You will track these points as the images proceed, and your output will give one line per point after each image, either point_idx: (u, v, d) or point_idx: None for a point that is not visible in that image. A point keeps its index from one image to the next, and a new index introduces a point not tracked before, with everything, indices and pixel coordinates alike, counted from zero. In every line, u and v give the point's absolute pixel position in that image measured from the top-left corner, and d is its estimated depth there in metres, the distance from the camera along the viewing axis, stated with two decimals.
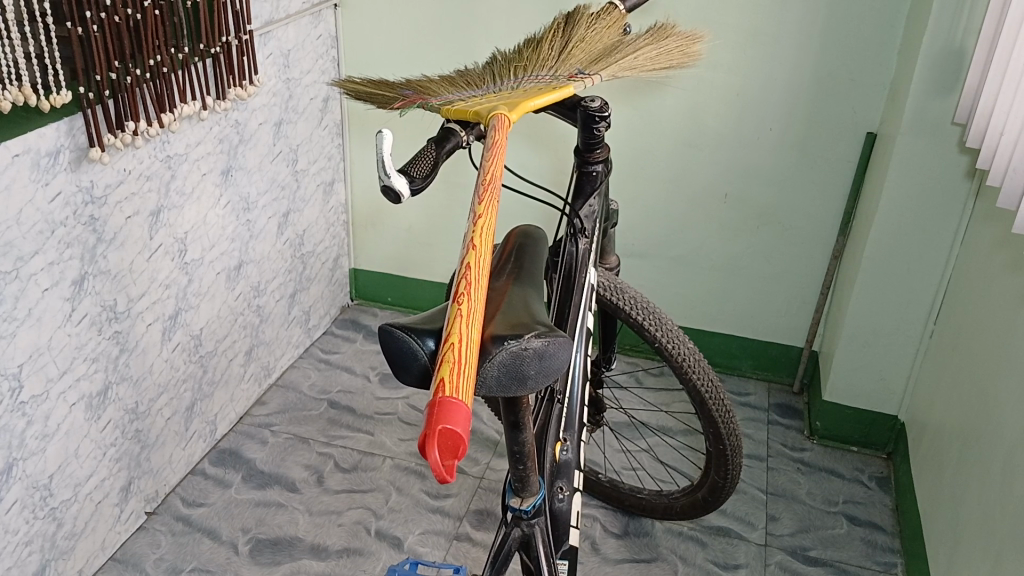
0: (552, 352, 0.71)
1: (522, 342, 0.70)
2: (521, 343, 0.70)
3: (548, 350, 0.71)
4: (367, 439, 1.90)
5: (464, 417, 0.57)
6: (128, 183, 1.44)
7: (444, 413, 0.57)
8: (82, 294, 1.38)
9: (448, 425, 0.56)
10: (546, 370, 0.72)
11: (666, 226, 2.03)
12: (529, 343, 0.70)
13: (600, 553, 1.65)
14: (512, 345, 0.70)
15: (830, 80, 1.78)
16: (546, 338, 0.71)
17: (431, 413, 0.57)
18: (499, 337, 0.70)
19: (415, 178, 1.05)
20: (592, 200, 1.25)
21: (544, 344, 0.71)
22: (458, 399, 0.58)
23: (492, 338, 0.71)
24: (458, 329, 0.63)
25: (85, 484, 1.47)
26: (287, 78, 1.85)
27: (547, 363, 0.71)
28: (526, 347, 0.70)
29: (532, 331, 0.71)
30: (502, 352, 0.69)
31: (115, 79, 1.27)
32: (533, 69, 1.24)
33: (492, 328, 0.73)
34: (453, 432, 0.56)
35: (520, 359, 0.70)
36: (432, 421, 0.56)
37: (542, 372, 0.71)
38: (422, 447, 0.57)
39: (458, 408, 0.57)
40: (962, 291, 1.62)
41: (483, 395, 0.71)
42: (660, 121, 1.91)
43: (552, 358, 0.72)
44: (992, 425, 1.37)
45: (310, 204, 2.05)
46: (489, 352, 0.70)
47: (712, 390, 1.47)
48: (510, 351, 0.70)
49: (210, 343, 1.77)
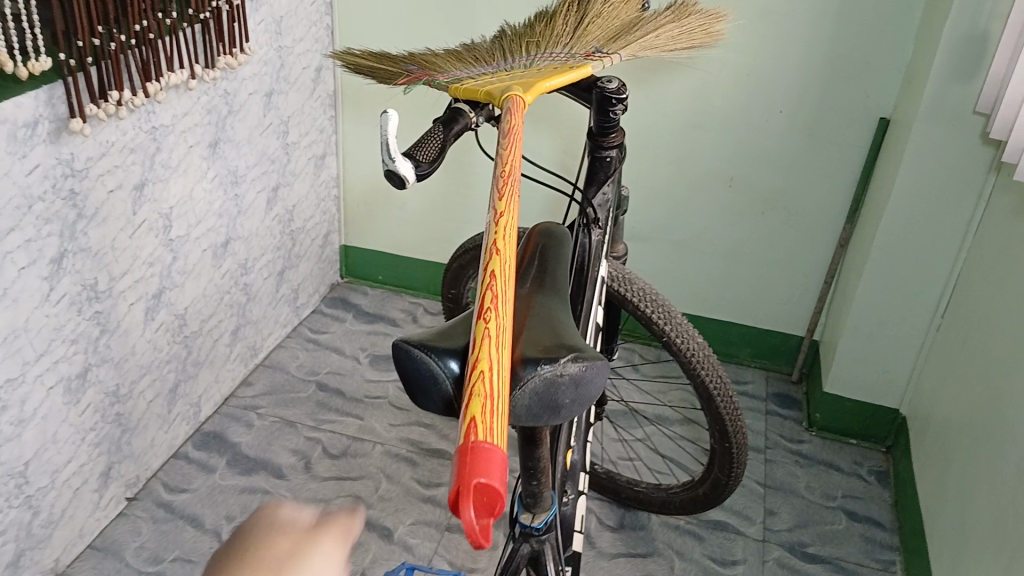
0: (589, 379, 0.65)
1: (557, 367, 0.64)
2: (556, 369, 0.64)
3: (585, 377, 0.65)
4: (356, 423, 1.84)
5: (499, 465, 0.50)
6: (111, 156, 1.36)
7: (478, 461, 0.50)
8: (61, 273, 1.31)
9: (483, 479, 0.49)
10: (581, 398, 0.66)
11: (668, 210, 1.97)
12: (565, 369, 0.64)
13: (595, 547, 1.62)
14: (546, 371, 0.64)
15: (843, 63, 1.72)
16: (583, 364, 0.65)
17: (463, 465, 0.50)
18: (532, 361, 0.64)
19: (421, 162, 1.00)
20: (606, 188, 1.18)
21: (582, 370, 0.65)
22: (492, 444, 0.51)
23: (523, 360, 0.64)
24: (487, 354, 0.57)
25: (62, 471, 1.41)
26: (279, 47, 1.76)
27: (582, 390, 0.65)
28: (562, 373, 0.64)
29: (568, 355, 0.65)
30: (534, 379, 0.63)
31: (98, 45, 1.19)
32: (547, 46, 1.17)
33: (519, 349, 0.67)
34: (488, 486, 0.50)
35: (555, 387, 0.64)
36: (465, 475, 0.49)
37: (577, 400, 0.65)
38: (454, 502, 0.51)
39: (492, 456, 0.50)
40: (975, 285, 1.57)
41: (513, 425, 0.65)
42: (666, 102, 1.85)
43: (588, 385, 0.66)
44: (1004, 431, 1.32)
45: (300, 179, 1.97)
46: (522, 378, 0.63)
47: (720, 386, 1.41)
48: (544, 378, 0.63)
49: (195, 323, 1.70)
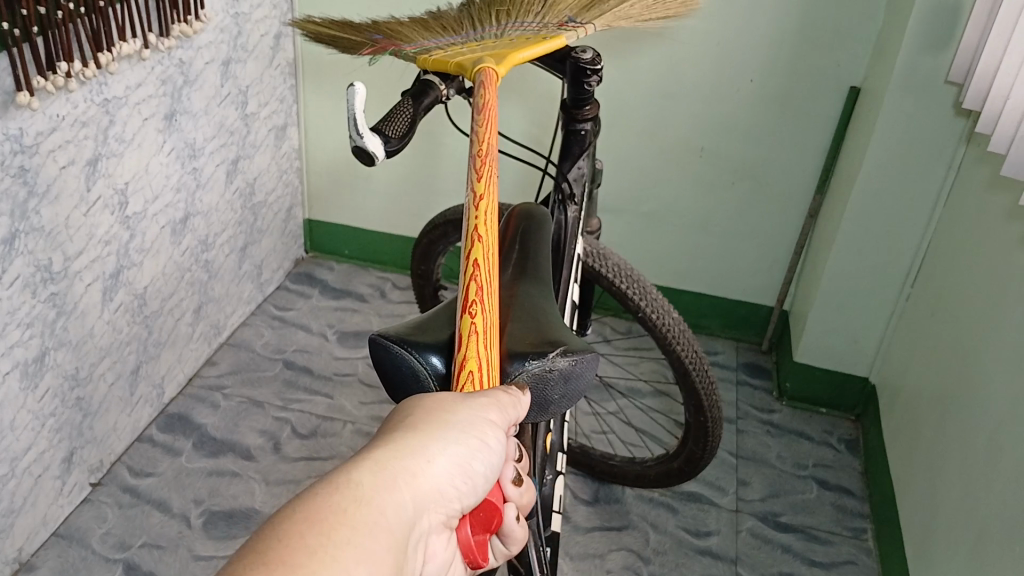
0: (578, 373, 0.69)
1: (546, 363, 0.68)
2: (546, 365, 0.67)
3: (574, 371, 0.69)
4: (326, 402, 1.81)
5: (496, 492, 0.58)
6: (62, 130, 1.29)
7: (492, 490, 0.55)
8: (13, 254, 1.25)
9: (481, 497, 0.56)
10: (570, 391, 0.70)
11: (639, 181, 1.95)
12: (554, 364, 0.68)
13: (570, 522, 1.61)
14: (535, 366, 0.68)
15: (815, 31, 1.69)
16: (572, 359, 0.69)
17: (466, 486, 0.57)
18: (520, 356, 0.68)
19: (391, 138, 0.96)
20: (581, 162, 1.15)
21: (570, 364, 0.68)
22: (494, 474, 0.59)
23: (511, 356, 0.69)
24: (474, 355, 0.64)
25: (22, 459, 1.36)
26: (235, 14, 1.70)
27: (572, 383, 0.69)
28: (551, 369, 0.67)
29: (557, 350, 0.69)
30: (522, 374, 0.67)
31: (43, 14, 1.12)
32: (517, 15, 1.13)
33: (506, 344, 0.71)
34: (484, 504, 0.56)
35: (544, 381, 0.68)
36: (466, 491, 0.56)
37: (565, 394, 0.70)
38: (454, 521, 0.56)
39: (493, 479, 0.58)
40: (946, 254, 1.57)
41: None
42: (636, 71, 1.81)
43: (576, 378, 0.70)
44: (976, 402, 1.33)
45: (261, 151, 1.91)
46: (511, 375, 0.67)
47: (696, 361, 1.39)
48: (533, 373, 0.67)
49: (155, 302, 1.65)
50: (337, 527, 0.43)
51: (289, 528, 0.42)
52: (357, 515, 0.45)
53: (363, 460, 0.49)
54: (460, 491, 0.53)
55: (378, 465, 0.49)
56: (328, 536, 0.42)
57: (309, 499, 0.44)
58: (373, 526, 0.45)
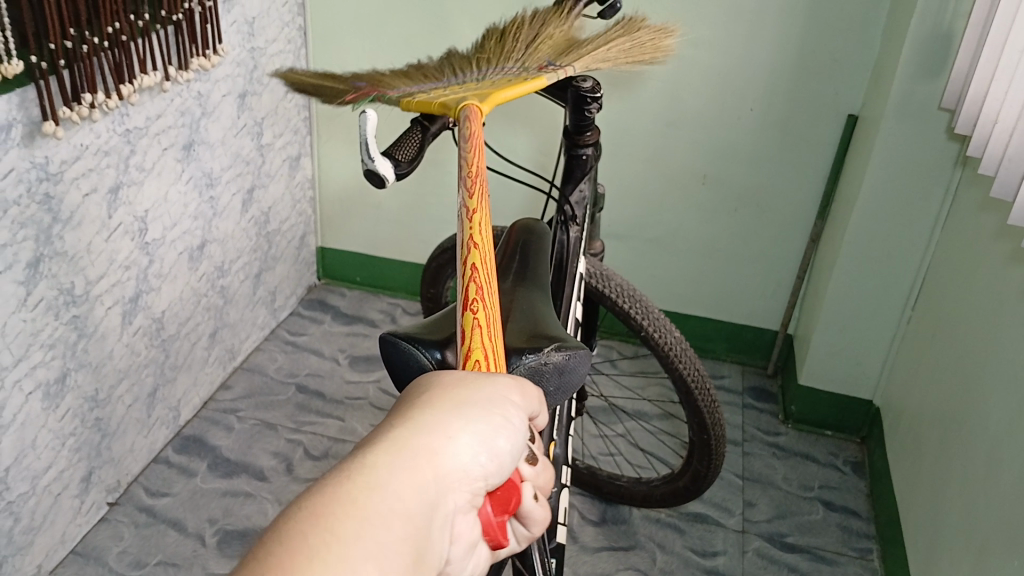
0: (571, 367, 0.73)
1: (540, 356, 0.72)
2: (540, 357, 0.72)
3: (567, 365, 0.73)
4: (337, 425, 1.84)
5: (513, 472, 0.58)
6: (85, 159, 1.35)
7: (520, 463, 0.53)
8: (37, 277, 1.30)
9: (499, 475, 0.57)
10: (564, 385, 0.74)
11: (644, 207, 1.99)
12: (547, 357, 0.72)
13: (578, 542, 1.63)
14: (530, 359, 0.71)
15: (813, 61, 1.74)
16: (565, 353, 0.73)
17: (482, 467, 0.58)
18: (517, 350, 0.72)
19: (401, 161, 1.01)
20: (582, 185, 1.20)
21: (564, 358, 0.72)
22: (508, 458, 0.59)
23: (510, 349, 0.73)
24: (478, 346, 0.68)
25: (42, 477, 1.40)
26: (251, 48, 1.76)
27: (565, 377, 0.73)
28: (545, 361, 0.71)
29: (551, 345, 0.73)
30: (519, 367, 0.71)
31: (70, 48, 1.18)
32: (498, 62, 1.17)
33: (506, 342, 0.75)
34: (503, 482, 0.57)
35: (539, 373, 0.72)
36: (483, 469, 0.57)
37: (560, 387, 0.74)
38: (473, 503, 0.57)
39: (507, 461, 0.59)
40: (945, 276, 1.60)
41: None
42: (640, 101, 1.86)
43: (570, 373, 0.73)
44: (975, 419, 1.35)
45: (275, 180, 1.97)
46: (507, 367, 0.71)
47: (698, 380, 1.42)
48: (529, 365, 0.71)
49: (172, 326, 1.69)
50: (344, 518, 0.41)
51: (293, 524, 0.40)
52: (371, 501, 0.43)
53: (379, 443, 0.47)
54: (486, 470, 0.51)
55: (395, 446, 0.47)
56: (333, 529, 0.40)
57: (318, 491, 0.43)
58: (386, 513, 0.43)
